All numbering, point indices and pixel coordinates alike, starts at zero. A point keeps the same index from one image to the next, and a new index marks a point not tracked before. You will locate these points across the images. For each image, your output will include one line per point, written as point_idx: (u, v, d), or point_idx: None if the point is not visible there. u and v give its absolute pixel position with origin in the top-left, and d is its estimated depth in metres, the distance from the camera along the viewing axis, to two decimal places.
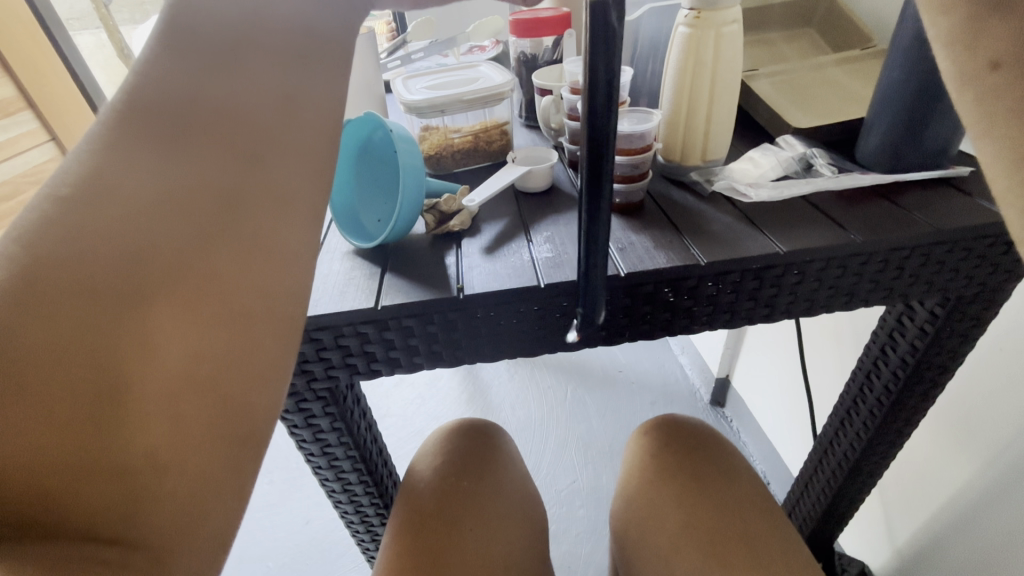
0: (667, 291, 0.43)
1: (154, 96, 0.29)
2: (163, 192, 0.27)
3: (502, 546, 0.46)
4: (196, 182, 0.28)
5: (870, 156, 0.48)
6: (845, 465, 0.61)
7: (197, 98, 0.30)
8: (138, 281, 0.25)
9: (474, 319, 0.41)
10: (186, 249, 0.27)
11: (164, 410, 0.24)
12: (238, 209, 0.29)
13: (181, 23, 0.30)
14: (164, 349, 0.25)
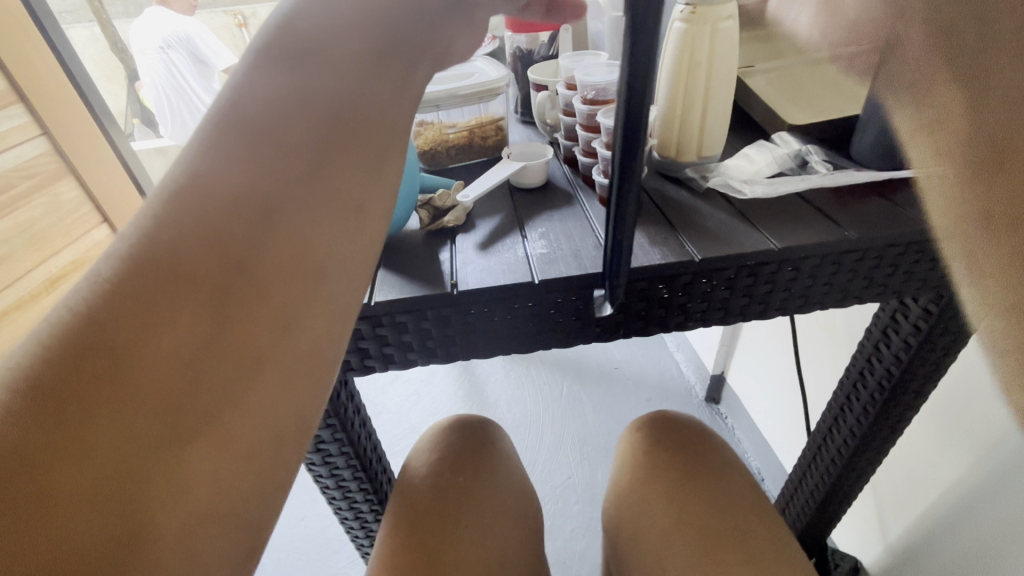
0: (661, 287, 0.43)
1: (231, 162, 0.27)
2: (223, 283, 0.26)
3: (497, 543, 0.46)
4: (251, 270, 0.26)
5: (865, 153, 0.48)
6: (837, 463, 0.61)
7: (280, 149, 0.28)
8: (193, 387, 0.24)
9: (468, 316, 0.41)
10: (245, 353, 0.26)
11: (193, 514, 0.24)
12: (293, 304, 0.27)
13: (290, 60, 0.29)
14: (204, 457, 0.24)
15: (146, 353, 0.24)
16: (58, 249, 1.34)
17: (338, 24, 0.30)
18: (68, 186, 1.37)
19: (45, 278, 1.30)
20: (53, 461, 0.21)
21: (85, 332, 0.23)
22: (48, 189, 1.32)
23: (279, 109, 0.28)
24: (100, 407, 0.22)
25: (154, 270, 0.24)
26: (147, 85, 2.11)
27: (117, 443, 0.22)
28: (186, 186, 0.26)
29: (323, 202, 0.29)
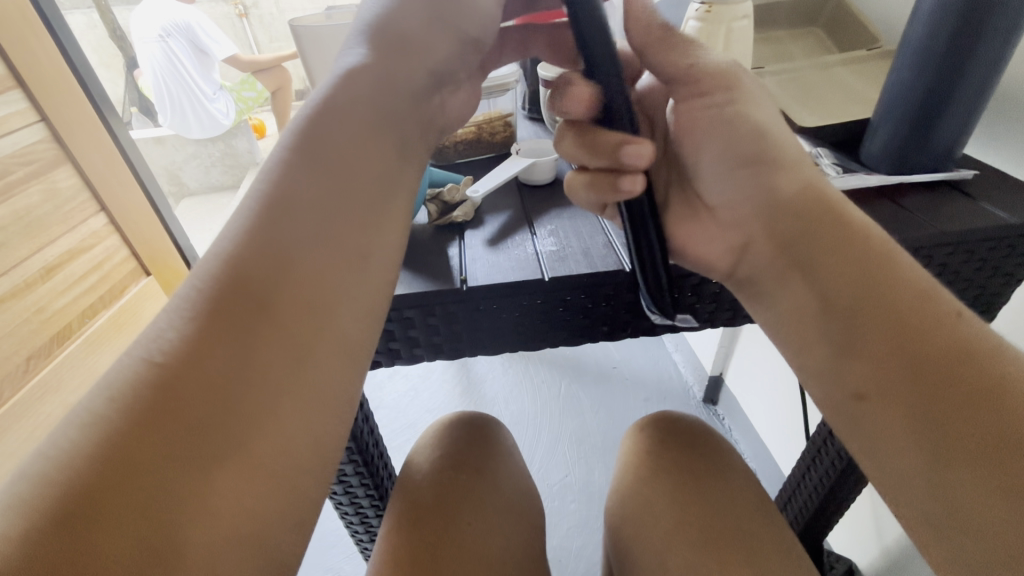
0: (672, 288, 0.44)
1: (277, 204, 0.32)
2: (268, 302, 0.30)
3: (499, 541, 0.46)
4: (291, 290, 0.31)
5: (875, 158, 0.48)
6: (832, 473, 0.61)
7: (314, 192, 0.33)
8: (246, 384, 0.29)
9: (476, 312, 0.41)
10: (284, 355, 0.30)
11: (238, 488, 0.28)
12: (327, 314, 0.32)
13: (317, 123, 0.34)
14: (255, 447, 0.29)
15: (182, 389, 0.28)
16: (54, 237, 1.29)
17: (347, 113, 0.35)
18: (66, 173, 1.33)
19: (41, 267, 1.25)
20: (103, 485, 0.25)
21: (135, 379, 0.27)
22: (44, 175, 1.28)
23: (311, 162, 0.34)
24: (145, 436, 0.26)
25: (220, 291, 0.30)
26: (146, 71, 2.08)
27: (158, 464, 0.26)
28: (242, 222, 0.32)
29: (353, 240, 0.34)
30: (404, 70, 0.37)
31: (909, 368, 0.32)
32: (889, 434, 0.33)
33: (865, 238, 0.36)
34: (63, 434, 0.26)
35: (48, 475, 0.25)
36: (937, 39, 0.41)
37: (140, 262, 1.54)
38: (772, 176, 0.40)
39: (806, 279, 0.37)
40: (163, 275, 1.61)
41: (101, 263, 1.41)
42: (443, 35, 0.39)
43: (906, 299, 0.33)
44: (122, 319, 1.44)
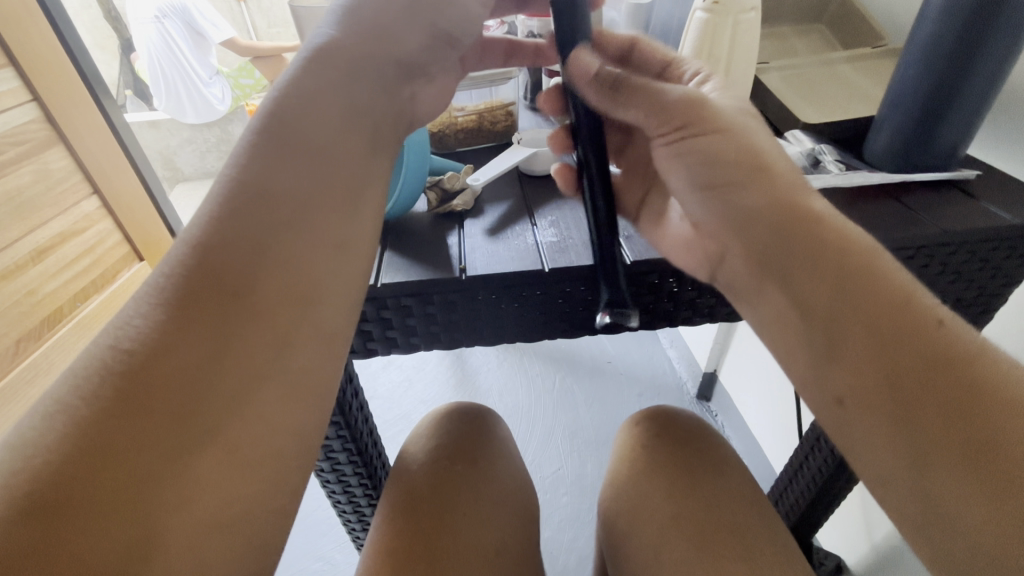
0: (672, 282, 0.43)
1: (255, 192, 0.32)
2: (245, 290, 0.30)
3: (494, 532, 0.46)
4: (272, 277, 0.31)
5: (878, 156, 0.48)
6: (824, 472, 0.61)
7: (291, 178, 0.33)
8: (227, 371, 0.29)
9: (474, 302, 0.41)
10: (264, 343, 0.30)
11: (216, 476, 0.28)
12: (312, 301, 0.32)
13: (287, 110, 0.33)
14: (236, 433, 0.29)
15: (162, 377, 0.27)
16: (45, 219, 1.26)
17: (321, 99, 0.34)
18: (58, 155, 1.31)
19: (32, 249, 1.23)
20: (75, 474, 0.25)
21: (109, 366, 0.27)
22: (37, 156, 1.25)
23: (282, 151, 0.33)
24: (118, 424, 0.26)
25: (197, 276, 0.29)
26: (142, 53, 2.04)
27: (132, 451, 0.26)
28: (220, 208, 0.31)
29: (332, 227, 0.34)
30: (376, 61, 0.36)
31: (888, 374, 0.32)
32: (870, 439, 0.33)
33: (841, 251, 0.35)
34: (36, 421, 0.26)
35: (18, 463, 0.25)
36: (942, 39, 0.41)
37: (133, 247, 1.52)
38: (738, 202, 0.38)
39: (782, 287, 0.37)
40: (157, 259, 1.60)
41: (93, 247, 1.39)
42: (419, 28, 0.38)
43: (883, 307, 0.33)
44: (114, 304, 1.43)
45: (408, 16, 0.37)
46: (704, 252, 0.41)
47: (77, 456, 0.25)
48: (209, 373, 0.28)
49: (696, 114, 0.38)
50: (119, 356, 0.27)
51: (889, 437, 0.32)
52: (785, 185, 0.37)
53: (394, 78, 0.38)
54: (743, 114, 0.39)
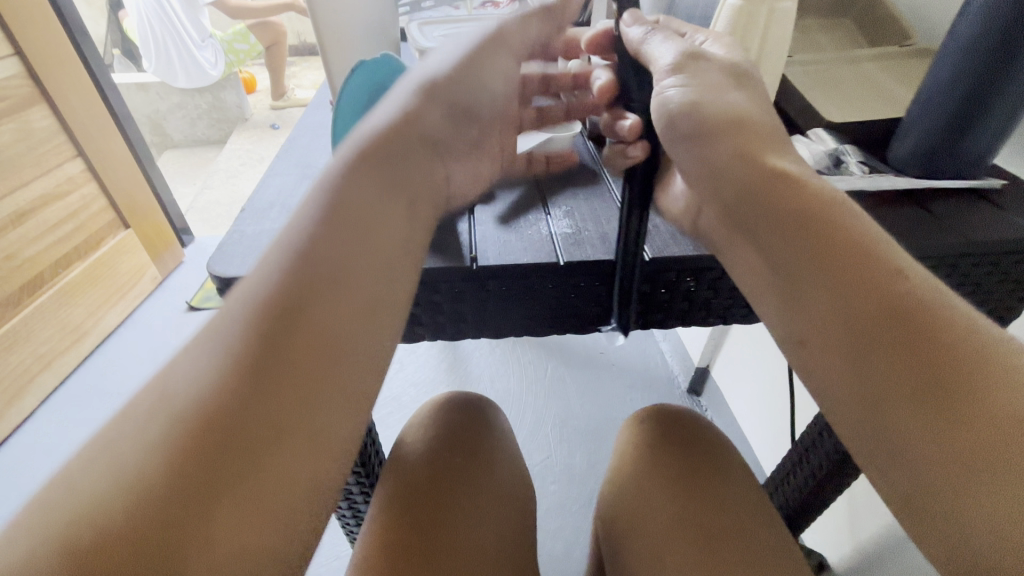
0: (691, 280, 0.41)
1: (320, 235, 0.33)
2: (313, 321, 0.32)
3: (494, 526, 0.45)
4: (339, 307, 0.33)
5: (902, 159, 0.47)
6: (811, 482, 0.61)
7: (357, 218, 0.35)
8: (303, 395, 0.30)
9: (484, 292, 0.39)
10: (331, 365, 0.31)
11: (295, 496, 0.29)
12: (372, 325, 0.34)
13: (343, 168, 0.36)
14: (310, 453, 0.30)
15: (251, 403, 0.29)
16: (26, 180, 1.21)
17: (371, 148, 0.37)
18: (41, 113, 1.25)
19: (12, 210, 1.18)
20: (179, 503, 0.27)
21: (187, 400, 0.29)
22: (18, 113, 1.19)
23: (342, 201, 0.35)
24: (194, 452, 0.28)
25: (276, 314, 0.31)
26: (132, 11, 1.96)
27: (222, 475, 0.28)
28: (293, 249, 0.33)
29: (388, 262, 0.35)
30: (404, 133, 0.38)
31: (853, 338, 0.34)
32: (851, 412, 0.34)
33: (811, 216, 0.36)
34: (119, 453, 0.28)
35: (103, 491, 0.26)
36: (985, 39, 0.39)
37: (120, 214, 1.46)
38: (719, 154, 0.39)
39: (755, 251, 0.39)
40: (144, 231, 1.51)
41: (77, 212, 1.34)
42: (437, 103, 0.40)
43: (846, 268, 0.35)
44: (99, 272, 1.38)
45: (427, 94, 0.39)
46: (684, 211, 0.42)
47: (181, 484, 0.27)
48: (287, 397, 0.30)
49: (689, 63, 0.40)
50: (210, 394, 0.29)
51: (914, 454, 0.31)
52: (754, 140, 0.39)
53: (421, 151, 0.39)
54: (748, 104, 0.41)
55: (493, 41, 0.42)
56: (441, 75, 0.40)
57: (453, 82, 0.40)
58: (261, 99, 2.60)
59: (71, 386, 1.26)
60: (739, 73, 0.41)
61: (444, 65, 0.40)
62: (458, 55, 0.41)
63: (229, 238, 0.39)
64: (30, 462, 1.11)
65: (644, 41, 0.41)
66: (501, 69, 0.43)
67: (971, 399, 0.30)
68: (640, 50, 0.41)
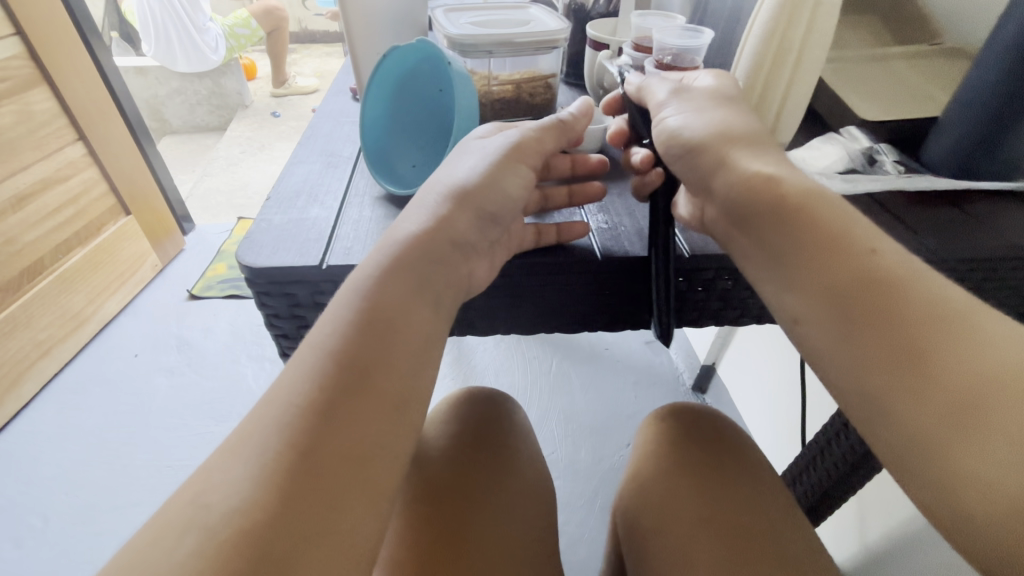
0: (726, 279, 0.42)
1: (381, 281, 0.35)
2: (379, 353, 0.33)
3: (520, 525, 0.45)
4: (401, 337, 0.34)
5: (938, 161, 0.46)
6: (833, 473, 0.62)
7: (413, 262, 0.36)
8: (371, 414, 0.32)
9: (519, 286, 0.41)
10: (394, 385, 0.33)
11: (370, 507, 0.30)
12: (429, 349, 0.36)
13: (389, 239, 0.37)
14: (380, 465, 0.31)
15: (327, 427, 0.30)
16: (25, 164, 1.18)
17: (413, 217, 0.38)
18: (41, 96, 1.22)
19: (11, 195, 1.15)
20: (271, 529, 0.27)
21: (252, 469, 0.29)
22: (18, 95, 1.16)
23: (395, 254, 0.36)
24: (262, 521, 0.27)
25: (343, 352, 0.33)
26: None
27: (306, 493, 0.28)
28: (355, 293, 0.34)
29: (444, 300, 0.37)
30: (435, 234, 0.37)
31: (829, 308, 0.35)
32: (848, 389, 0.34)
33: (786, 198, 0.37)
34: (190, 525, 0.27)
35: (176, 562, 0.26)
36: None
37: (120, 200, 1.43)
38: (706, 165, 0.40)
39: (748, 241, 0.39)
40: (145, 216, 1.49)
41: (77, 197, 1.31)
42: (464, 212, 0.38)
43: (815, 242, 0.36)
44: (100, 258, 1.35)
45: (457, 202, 0.38)
46: (689, 215, 0.43)
47: (267, 510, 0.27)
48: (359, 421, 0.31)
49: (677, 96, 0.44)
50: (285, 429, 0.30)
51: None
52: (736, 148, 0.40)
53: (452, 257, 0.38)
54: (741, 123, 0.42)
55: (515, 150, 0.41)
56: (468, 184, 0.39)
57: (480, 187, 0.39)
58: (261, 86, 2.56)
59: (70, 374, 1.25)
60: (726, 96, 0.44)
61: (470, 174, 0.39)
62: (482, 162, 0.40)
63: (257, 228, 0.39)
64: (29, 451, 1.09)
65: (642, 86, 0.46)
66: (521, 178, 0.41)
67: (938, 358, 0.31)
68: (641, 96, 0.46)
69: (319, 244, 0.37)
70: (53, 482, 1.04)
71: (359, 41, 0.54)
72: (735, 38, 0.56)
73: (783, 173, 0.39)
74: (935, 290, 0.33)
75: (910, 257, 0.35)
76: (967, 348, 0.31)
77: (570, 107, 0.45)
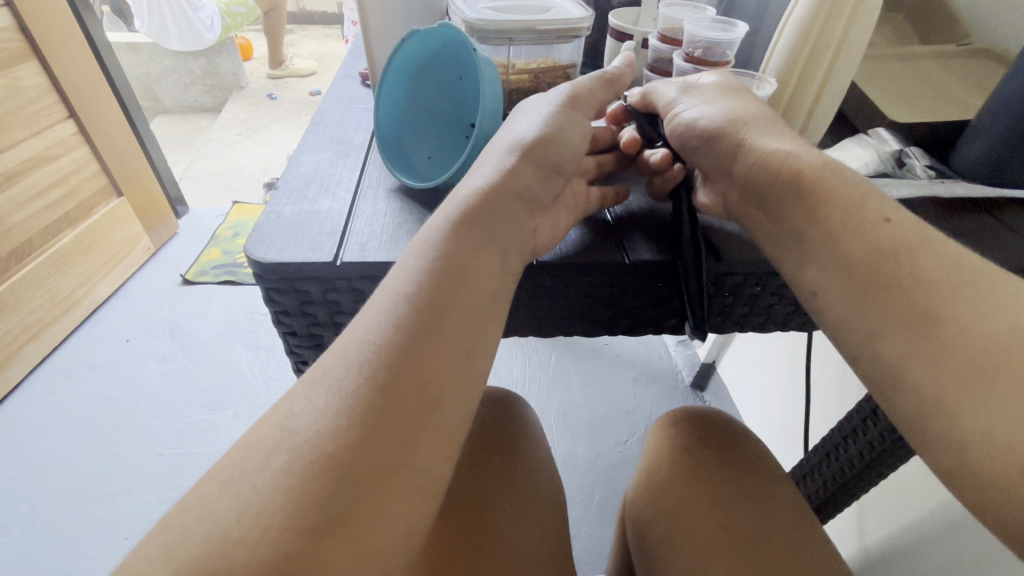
0: (755, 284, 0.41)
1: (449, 245, 0.34)
2: (443, 322, 0.31)
3: (536, 531, 0.43)
4: (464, 307, 0.32)
5: (969, 166, 0.45)
6: (838, 478, 0.61)
7: (478, 228, 0.35)
8: (434, 389, 0.30)
9: (541, 289, 0.39)
10: (456, 356, 0.31)
11: (419, 496, 0.28)
12: (490, 322, 0.33)
13: (458, 200, 0.36)
14: (436, 448, 0.29)
15: (393, 399, 0.28)
16: (14, 141, 1.14)
17: (478, 177, 0.37)
18: (31, 70, 1.17)
19: None
20: (327, 505, 0.26)
21: (333, 401, 0.28)
22: (6, 69, 1.12)
23: (463, 216, 0.35)
24: (340, 452, 0.27)
25: (412, 318, 0.31)
26: None
27: (357, 473, 0.27)
28: (426, 258, 0.33)
29: (508, 268, 0.35)
30: (498, 190, 0.36)
31: (846, 280, 0.34)
32: (879, 381, 0.32)
33: (800, 173, 0.36)
34: (278, 447, 0.27)
35: (261, 487, 0.26)
36: None
37: (111, 180, 1.39)
38: (726, 150, 0.39)
39: (767, 220, 0.38)
40: (137, 198, 1.45)
41: (68, 176, 1.27)
42: (527, 165, 0.37)
43: (828, 214, 0.35)
44: (91, 241, 1.31)
45: (519, 152, 0.37)
46: (711, 204, 0.41)
47: (317, 488, 0.26)
48: (423, 394, 0.29)
49: (686, 93, 0.43)
50: (353, 400, 0.28)
51: None
52: (751, 129, 0.39)
53: (518, 211, 0.36)
54: (755, 109, 0.41)
55: (572, 102, 0.40)
56: (527, 139, 0.38)
57: (545, 141, 0.38)
58: (257, 67, 2.51)
59: (60, 358, 1.22)
60: (734, 83, 0.43)
61: (533, 128, 0.38)
62: (542, 118, 0.39)
63: (265, 219, 0.37)
64: (17, 436, 1.07)
65: (648, 90, 0.45)
66: (582, 130, 0.40)
67: (954, 320, 0.30)
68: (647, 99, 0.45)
69: (331, 239, 0.35)
70: (42, 469, 1.02)
71: (373, 23, 0.52)
72: (764, 30, 0.55)
73: (801, 151, 0.37)
74: (952, 261, 0.32)
75: (928, 227, 0.34)
76: (988, 312, 0.30)
77: (617, 62, 0.46)
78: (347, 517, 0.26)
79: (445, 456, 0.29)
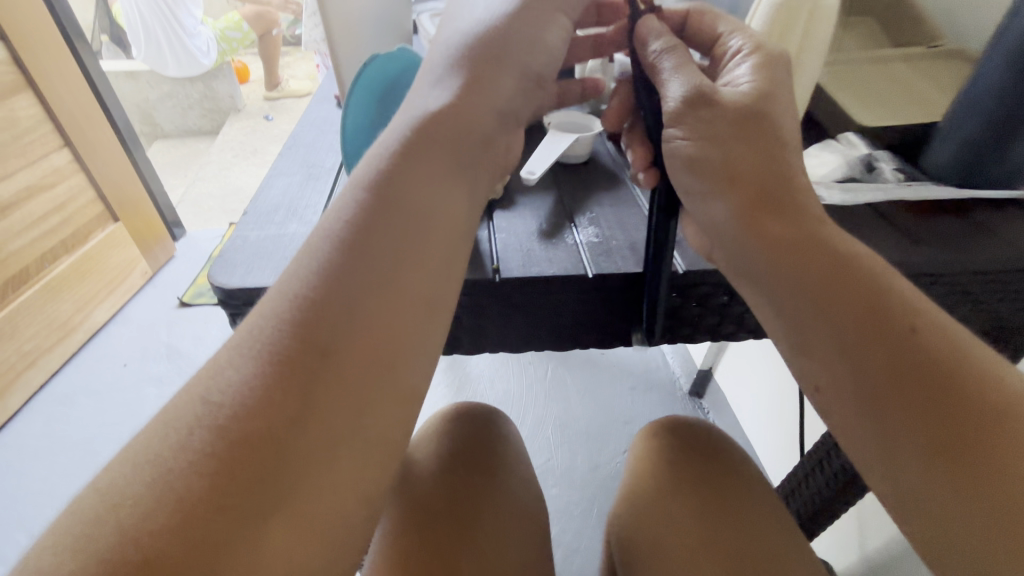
0: (722, 295, 0.41)
1: (401, 180, 0.34)
2: (397, 257, 0.32)
3: (515, 549, 0.43)
4: (417, 249, 0.33)
5: (940, 168, 0.45)
6: (829, 486, 0.60)
7: (435, 159, 0.35)
8: (369, 369, 0.29)
9: (508, 304, 0.39)
10: (411, 305, 0.31)
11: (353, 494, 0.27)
12: (444, 263, 0.34)
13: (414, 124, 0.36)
14: (368, 439, 0.28)
15: (323, 378, 0.28)
16: (9, 171, 1.15)
17: (435, 89, 0.37)
18: (26, 101, 1.19)
19: None
20: (255, 506, 0.25)
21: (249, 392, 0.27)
22: (3, 102, 1.14)
23: (417, 147, 0.35)
24: (259, 455, 0.26)
25: (363, 258, 0.31)
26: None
27: (281, 471, 0.26)
28: (380, 191, 0.33)
29: (463, 209, 0.36)
30: (462, 109, 0.37)
31: (834, 288, 0.34)
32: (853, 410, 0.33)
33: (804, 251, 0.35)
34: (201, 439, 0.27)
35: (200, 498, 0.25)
36: None
37: (108, 206, 1.40)
38: (719, 212, 0.37)
39: (758, 292, 0.37)
40: (133, 222, 1.46)
41: (64, 204, 1.28)
42: (505, 75, 0.39)
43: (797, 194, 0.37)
44: (87, 266, 1.32)
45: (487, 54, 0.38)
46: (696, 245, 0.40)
47: (261, 490, 0.25)
48: (365, 360, 0.29)
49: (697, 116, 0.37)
50: (293, 361, 0.28)
51: None
52: (757, 203, 0.36)
53: (486, 129, 0.38)
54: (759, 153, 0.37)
55: None
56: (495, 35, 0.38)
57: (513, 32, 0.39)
58: (254, 89, 2.55)
59: (59, 383, 1.22)
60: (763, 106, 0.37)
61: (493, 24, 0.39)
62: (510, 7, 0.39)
63: (231, 245, 0.37)
64: (14, 464, 1.07)
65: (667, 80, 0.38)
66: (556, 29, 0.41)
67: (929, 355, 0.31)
68: (656, 67, 0.39)
69: None
70: (38, 497, 1.02)
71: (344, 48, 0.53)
72: None
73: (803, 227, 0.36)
74: (905, 290, 0.34)
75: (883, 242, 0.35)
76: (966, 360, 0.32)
77: None
78: (289, 519, 0.25)
79: (388, 454, 0.29)
